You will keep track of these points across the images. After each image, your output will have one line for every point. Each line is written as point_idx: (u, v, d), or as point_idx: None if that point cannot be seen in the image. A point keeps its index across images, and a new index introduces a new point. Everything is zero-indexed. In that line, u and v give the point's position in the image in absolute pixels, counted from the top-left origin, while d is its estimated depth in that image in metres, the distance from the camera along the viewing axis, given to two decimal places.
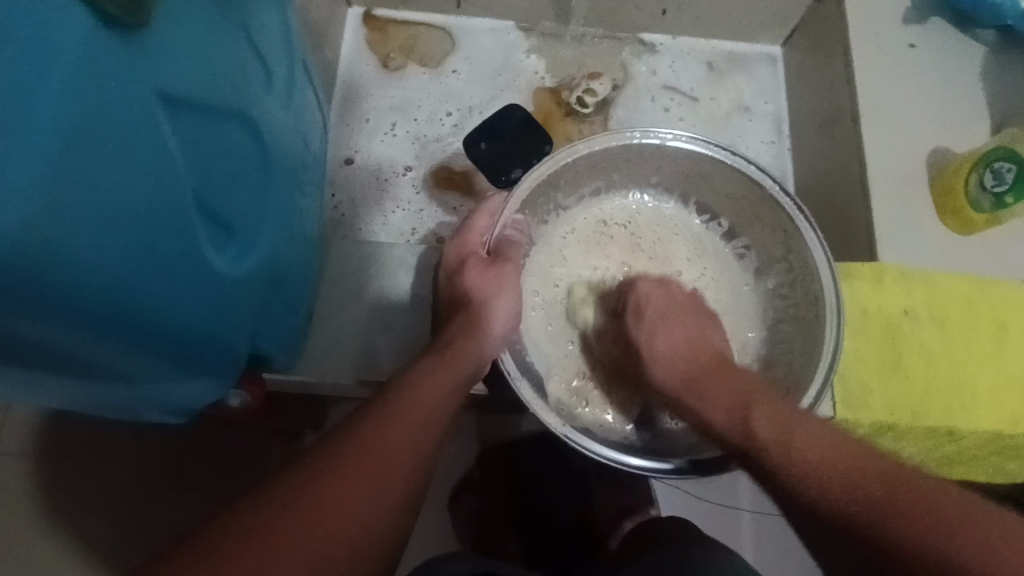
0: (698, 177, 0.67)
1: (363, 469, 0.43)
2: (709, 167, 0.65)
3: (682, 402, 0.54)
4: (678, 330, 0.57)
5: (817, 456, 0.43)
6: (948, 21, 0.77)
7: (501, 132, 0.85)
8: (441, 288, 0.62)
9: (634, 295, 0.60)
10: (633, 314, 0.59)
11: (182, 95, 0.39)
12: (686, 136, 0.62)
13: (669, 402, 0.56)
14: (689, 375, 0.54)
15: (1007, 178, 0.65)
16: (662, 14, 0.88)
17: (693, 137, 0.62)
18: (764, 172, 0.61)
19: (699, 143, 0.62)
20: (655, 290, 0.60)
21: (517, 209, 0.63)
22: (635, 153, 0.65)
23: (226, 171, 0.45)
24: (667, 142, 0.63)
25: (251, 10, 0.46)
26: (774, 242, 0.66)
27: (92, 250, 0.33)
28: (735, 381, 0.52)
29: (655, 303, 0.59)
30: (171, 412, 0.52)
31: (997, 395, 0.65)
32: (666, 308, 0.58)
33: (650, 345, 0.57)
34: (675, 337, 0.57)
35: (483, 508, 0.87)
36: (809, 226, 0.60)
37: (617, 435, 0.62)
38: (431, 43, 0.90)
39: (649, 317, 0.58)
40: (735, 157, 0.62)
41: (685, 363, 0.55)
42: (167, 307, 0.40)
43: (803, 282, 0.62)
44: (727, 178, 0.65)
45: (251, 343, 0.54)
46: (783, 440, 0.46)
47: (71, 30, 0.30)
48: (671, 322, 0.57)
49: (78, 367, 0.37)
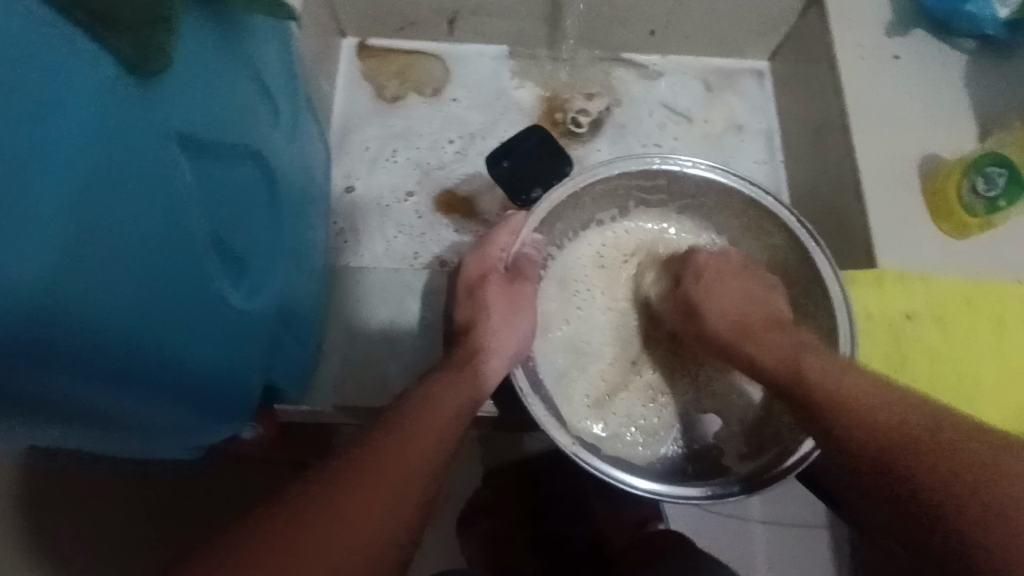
0: (714, 206, 0.69)
1: (383, 491, 0.44)
2: (725, 196, 0.66)
3: (734, 344, 0.56)
4: (734, 288, 0.60)
5: (870, 399, 0.46)
6: (929, 31, 0.79)
7: (522, 150, 0.76)
8: (458, 293, 0.63)
9: (693, 259, 0.63)
10: (693, 279, 0.61)
11: (196, 135, 0.39)
12: (705, 165, 0.64)
13: (718, 346, 0.58)
14: (740, 327, 0.57)
15: (998, 183, 0.67)
16: (650, 34, 0.90)
17: (712, 166, 0.64)
18: (780, 203, 0.62)
19: (718, 172, 0.64)
20: (712, 257, 0.62)
21: (536, 228, 0.64)
22: (655, 180, 0.66)
23: (238, 207, 0.45)
24: (687, 169, 0.64)
25: (256, 46, 0.47)
26: (788, 270, 0.66)
27: (112, 291, 0.33)
28: (793, 336, 0.54)
29: (712, 267, 0.61)
30: (188, 449, 0.52)
31: (1002, 388, 0.66)
32: (719, 272, 0.61)
33: (710, 296, 0.59)
34: (734, 296, 0.59)
35: (495, 529, 0.86)
36: (822, 252, 0.61)
37: (640, 459, 0.63)
38: (426, 71, 0.92)
39: (708, 275, 0.61)
40: (753, 187, 0.63)
41: (746, 314, 0.58)
42: (185, 344, 0.40)
43: (816, 315, 0.63)
44: (745, 207, 0.66)
45: (265, 373, 0.54)
46: (840, 377, 0.48)
47: (87, 77, 0.31)
48: (728, 281, 0.60)
49: (94, 408, 0.37)
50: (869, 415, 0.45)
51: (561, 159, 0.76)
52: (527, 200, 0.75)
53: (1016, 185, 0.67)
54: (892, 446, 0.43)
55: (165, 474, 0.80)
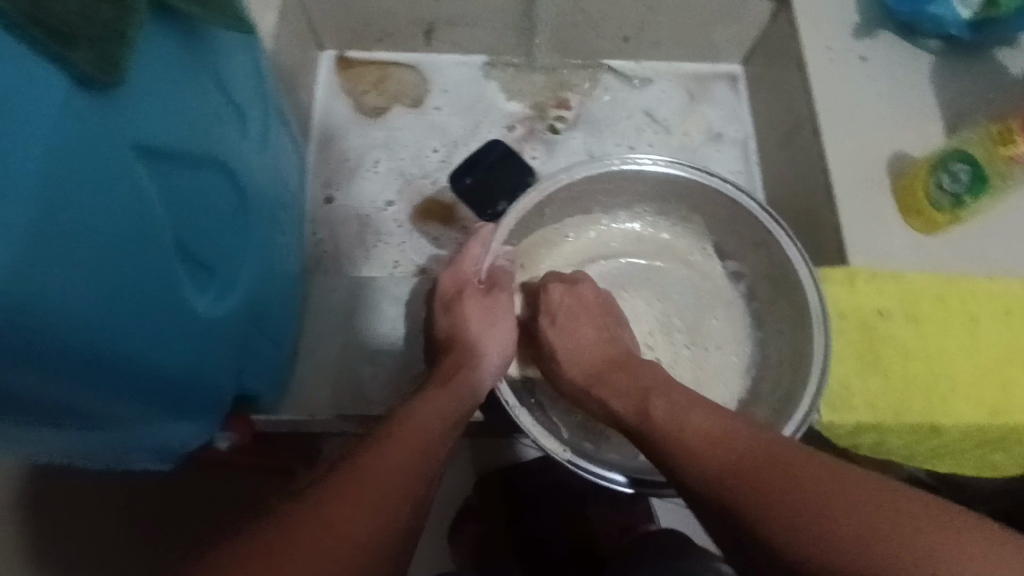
0: (682, 200, 0.69)
1: (359, 493, 0.44)
2: (692, 191, 0.67)
3: (587, 390, 0.55)
4: (583, 328, 0.59)
5: (716, 449, 0.45)
6: (895, 32, 0.81)
7: (485, 164, 0.77)
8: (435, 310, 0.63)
9: (544, 297, 0.61)
10: (546, 319, 0.60)
11: (158, 143, 0.40)
12: (664, 160, 0.65)
13: (575, 392, 0.57)
14: (593, 372, 0.56)
15: (963, 179, 0.69)
16: (625, 41, 0.91)
17: (671, 162, 0.65)
18: (739, 190, 0.63)
19: (677, 166, 0.65)
20: (564, 295, 0.61)
21: (506, 241, 0.65)
22: (615, 180, 0.67)
23: (205, 216, 0.46)
24: (646, 167, 0.65)
25: (221, 57, 0.48)
26: (762, 262, 0.67)
27: (75, 294, 0.34)
28: (637, 371, 0.54)
29: (563, 305, 0.60)
30: (161, 458, 0.53)
31: (975, 382, 0.67)
32: (577, 308, 0.60)
33: (557, 336, 0.59)
34: (576, 335, 0.58)
35: (484, 533, 0.86)
36: (788, 238, 0.61)
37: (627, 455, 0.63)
38: (402, 81, 0.92)
39: (555, 312, 0.60)
40: (714, 178, 0.64)
41: (588, 358, 0.57)
42: (149, 349, 0.40)
43: (791, 300, 0.63)
44: (716, 203, 0.67)
45: (236, 381, 0.55)
46: (678, 419, 0.48)
47: (49, 86, 0.31)
48: (579, 317, 0.60)
49: (55, 414, 0.38)
50: (780, 529, 0.40)
51: (522, 170, 0.77)
52: (492, 213, 0.75)
53: (980, 181, 0.68)
54: (807, 535, 0.39)
55: (147, 489, 0.80)
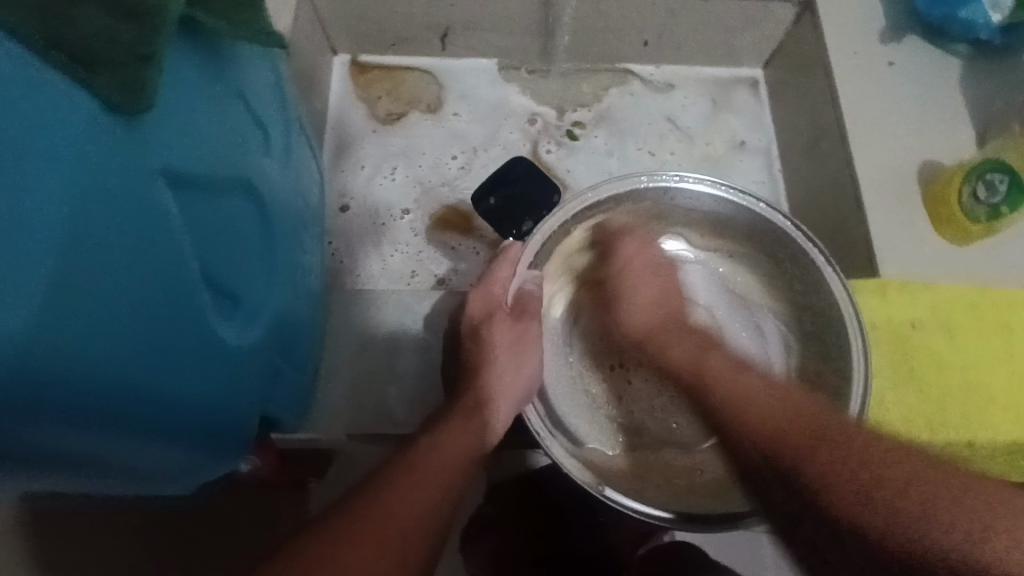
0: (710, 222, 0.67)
1: (385, 538, 0.43)
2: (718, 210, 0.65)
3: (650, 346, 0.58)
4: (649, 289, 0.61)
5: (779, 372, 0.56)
6: (922, 35, 0.79)
7: (509, 180, 0.74)
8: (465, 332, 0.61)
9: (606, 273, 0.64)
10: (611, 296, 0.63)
11: (185, 171, 0.39)
12: (694, 177, 0.63)
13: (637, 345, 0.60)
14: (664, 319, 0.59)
15: (1000, 189, 0.67)
16: (643, 45, 0.89)
17: (701, 178, 0.63)
18: (773, 209, 0.62)
19: (708, 184, 0.63)
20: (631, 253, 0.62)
21: (532, 265, 0.61)
22: (652, 202, 0.65)
23: (227, 240, 0.44)
24: (678, 184, 0.63)
25: (244, 71, 0.46)
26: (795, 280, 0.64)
27: (103, 338, 0.32)
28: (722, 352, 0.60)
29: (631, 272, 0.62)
30: (183, 486, 0.51)
31: (1012, 394, 0.65)
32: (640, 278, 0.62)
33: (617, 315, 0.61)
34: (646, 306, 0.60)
35: (499, 549, 0.81)
36: (824, 256, 0.60)
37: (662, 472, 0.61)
38: (417, 86, 0.91)
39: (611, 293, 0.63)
40: (745, 196, 0.63)
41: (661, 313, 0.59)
42: (176, 386, 0.39)
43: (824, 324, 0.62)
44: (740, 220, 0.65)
45: (260, 407, 0.53)
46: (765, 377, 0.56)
47: (74, 120, 0.30)
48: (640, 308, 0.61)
49: (76, 458, 0.35)
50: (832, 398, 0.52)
51: (548, 187, 0.74)
52: (518, 232, 0.72)
53: (1017, 190, 0.66)
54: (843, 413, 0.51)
55: None
